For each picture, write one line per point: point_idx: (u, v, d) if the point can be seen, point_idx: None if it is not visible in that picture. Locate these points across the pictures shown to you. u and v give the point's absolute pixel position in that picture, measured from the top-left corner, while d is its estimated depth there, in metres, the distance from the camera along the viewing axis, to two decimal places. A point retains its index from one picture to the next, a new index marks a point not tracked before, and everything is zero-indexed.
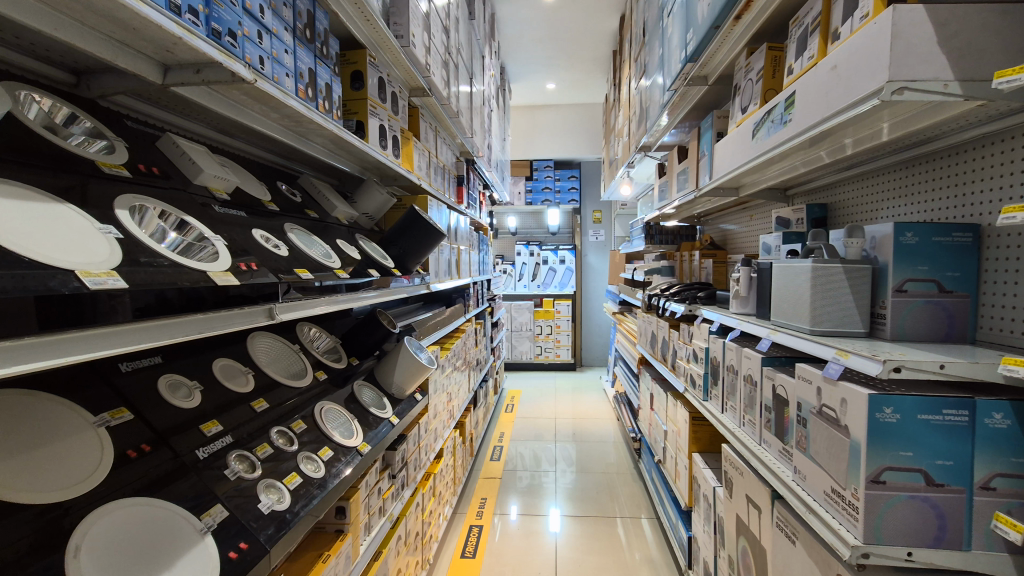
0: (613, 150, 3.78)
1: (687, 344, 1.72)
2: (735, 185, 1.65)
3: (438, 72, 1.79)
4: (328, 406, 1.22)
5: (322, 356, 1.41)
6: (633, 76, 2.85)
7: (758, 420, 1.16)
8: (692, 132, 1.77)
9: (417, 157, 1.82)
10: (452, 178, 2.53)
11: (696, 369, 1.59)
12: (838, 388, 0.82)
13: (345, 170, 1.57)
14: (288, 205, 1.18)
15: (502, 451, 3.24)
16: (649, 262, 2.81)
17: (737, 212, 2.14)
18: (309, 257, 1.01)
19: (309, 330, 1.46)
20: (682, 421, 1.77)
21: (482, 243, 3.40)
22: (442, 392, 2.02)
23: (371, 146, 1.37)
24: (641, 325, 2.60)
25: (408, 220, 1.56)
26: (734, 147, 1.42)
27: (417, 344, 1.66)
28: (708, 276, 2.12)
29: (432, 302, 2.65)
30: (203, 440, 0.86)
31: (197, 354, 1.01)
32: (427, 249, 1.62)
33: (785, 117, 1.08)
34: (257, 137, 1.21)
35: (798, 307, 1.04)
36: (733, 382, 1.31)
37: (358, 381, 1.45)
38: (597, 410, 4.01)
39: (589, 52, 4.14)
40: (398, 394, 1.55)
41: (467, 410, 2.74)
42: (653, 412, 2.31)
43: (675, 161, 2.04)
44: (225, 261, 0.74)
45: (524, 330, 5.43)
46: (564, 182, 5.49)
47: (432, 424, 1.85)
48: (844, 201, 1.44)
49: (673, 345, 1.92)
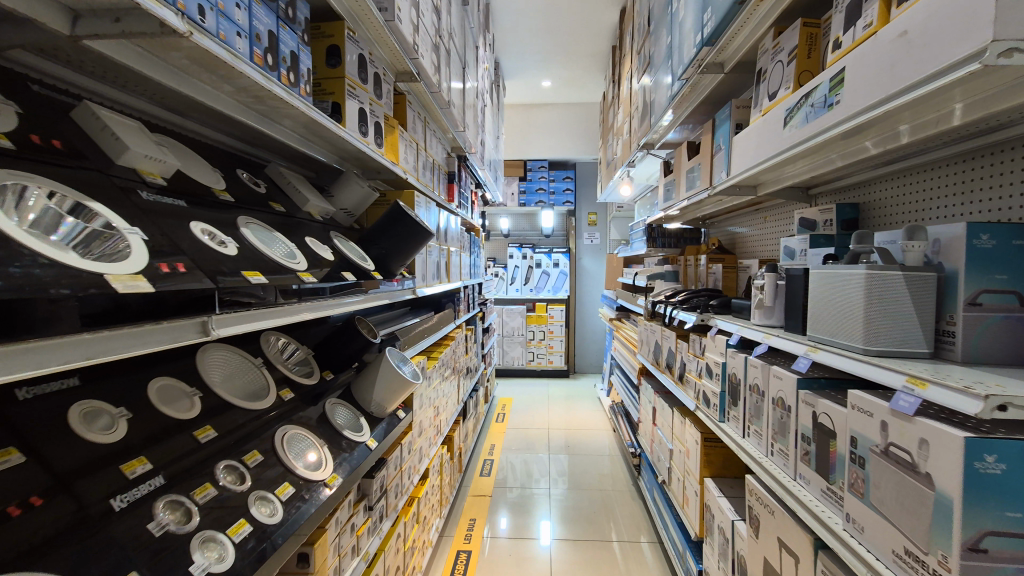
0: (612, 150, 3.63)
1: (699, 358, 1.57)
2: (754, 182, 1.50)
3: (428, 55, 1.63)
4: (293, 431, 1.05)
5: (290, 371, 1.24)
6: (636, 71, 2.70)
7: (792, 452, 1.00)
8: (705, 125, 1.62)
9: (404, 148, 1.65)
10: (443, 175, 2.36)
11: (709, 385, 1.43)
12: (914, 426, 0.66)
13: (320, 159, 1.40)
14: (246, 195, 1.01)
15: (492, 465, 3.07)
16: (650, 266, 2.64)
17: (749, 214, 2.00)
18: (268, 256, 0.84)
19: (277, 341, 1.29)
20: (691, 442, 1.61)
21: (474, 244, 3.24)
22: (428, 407, 1.85)
23: (348, 131, 1.20)
24: (643, 334, 2.45)
25: (392, 216, 1.39)
26: (758, 139, 1.27)
27: (401, 356, 1.50)
28: (717, 282, 1.97)
29: (420, 307, 2.48)
30: (121, 485, 0.68)
31: (129, 373, 0.83)
32: (413, 249, 1.45)
33: (830, 100, 0.92)
34: (212, 116, 1.04)
35: (846, 322, 0.89)
36: (758, 404, 1.16)
37: (332, 399, 1.28)
38: (591, 421, 3.85)
39: (587, 48, 3.99)
40: (378, 412, 1.38)
41: (456, 422, 2.57)
42: (656, 428, 2.15)
43: (683, 158, 1.89)
44: (140, 259, 0.57)
45: (517, 335, 5.27)
46: (559, 183, 5.34)
47: (416, 443, 1.68)
48: (882, 200, 1.29)
49: (681, 357, 1.77)
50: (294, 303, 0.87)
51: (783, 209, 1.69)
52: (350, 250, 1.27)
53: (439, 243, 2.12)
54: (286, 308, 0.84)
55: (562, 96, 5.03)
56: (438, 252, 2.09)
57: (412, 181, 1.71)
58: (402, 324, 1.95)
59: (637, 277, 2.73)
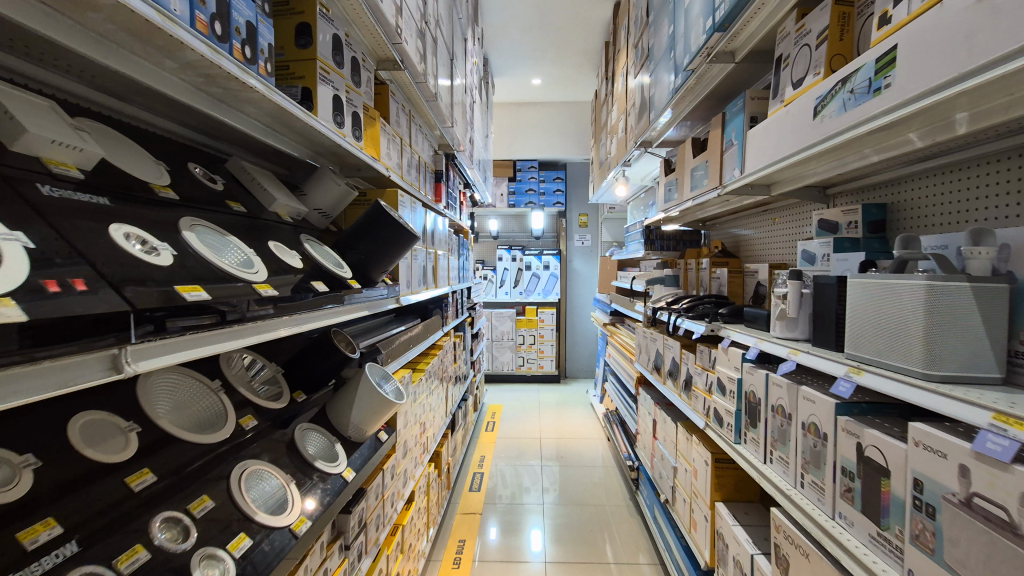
0: (605, 149, 3.51)
1: (708, 371, 1.45)
2: (768, 180, 1.38)
3: (413, 42, 1.49)
4: (255, 467, 0.90)
5: (254, 394, 1.08)
6: (632, 65, 2.59)
7: (830, 487, 0.87)
8: (714, 119, 1.49)
9: (386, 144, 1.50)
10: (430, 175, 2.22)
11: (722, 403, 1.31)
12: (1012, 475, 0.53)
13: (292, 154, 1.25)
14: (198, 192, 0.87)
15: (482, 478, 2.93)
16: (648, 270, 2.51)
17: (756, 215, 1.88)
18: (217, 266, 0.70)
19: (241, 358, 1.14)
20: (700, 462, 1.49)
21: (462, 247, 3.09)
22: (414, 424, 1.71)
23: (322, 120, 1.06)
24: (641, 342, 2.33)
25: (372, 217, 1.26)
26: (779, 132, 1.14)
27: (382, 373, 1.35)
28: (723, 287, 1.86)
29: (405, 314, 2.34)
30: (15, 561, 0.53)
31: (45, 409, 0.68)
32: (396, 254, 1.31)
33: (877, 83, 0.80)
34: (158, 99, 0.89)
35: (900, 341, 0.76)
36: (784, 428, 1.03)
37: (304, 424, 1.13)
38: (584, 429, 3.73)
39: (579, 44, 3.88)
40: (357, 436, 1.24)
41: (444, 436, 2.42)
42: (656, 443, 2.03)
43: (688, 155, 1.77)
44: (22, 268, 0.43)
45: (506, 339, 5.13)
46: (549, 184, 5.22)
47: (401, 466, 1.54)
48: (916, 200, 1.17)
49: (686, 370, 1.65)
50: (269, 312, 0.76)
51: (797, 210, 1.57)
52: (324, 256, 1.13)
53: (425, 246, 1.97)
54: (260, 318, 0.74)
55: (552, 94, 4.91)
56: (425, 256, 1.95)
57: (395, 178, 1.56)
58: (387, 334, 1.81)
59: (633, 281, 2.60)
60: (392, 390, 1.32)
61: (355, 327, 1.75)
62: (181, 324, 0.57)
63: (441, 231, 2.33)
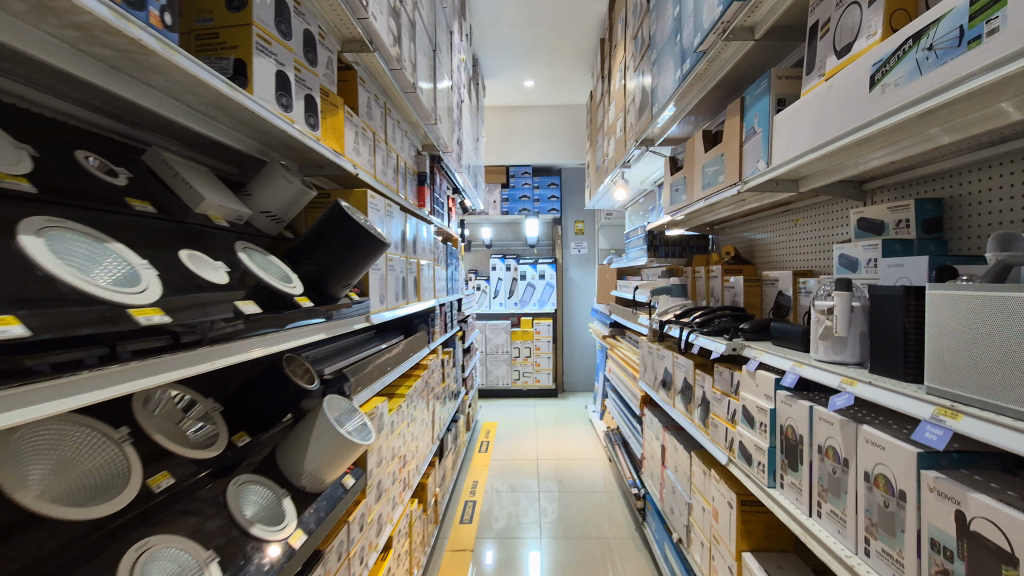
0: (602, 151, 3.33)
1: (730, 397, 1.24)
2: (796, 174, 1.19)
3: (385, 20, 1.30)
4: (160, 546, 0.69)
5: (177, 442, 0.86)
6: (631, 59, 2.41)
7: (912, 561, 0.67)
8: (731, 105, 1.30)
9: (354, 137, 1.29)
10: (413, 178, 2.02)
11: (750, 437, 1.10)
12: None
13: (235, 146, 1.05)
14: (81, 188, 0.66)
15: (474, 506, 2.71)
16: (651, 279, 2.32)
17: (775, 216, 1.69)
18: (66, 285, 0.49)
19: (168, 395, 0.93)
20: (721, 503, 1.28)
21: (450, 256, 2.90)
22: (392, 458, 1.50)
23: (256, 100, 0.85)
24: (646, 358, 2.13)
25: (333, 220, 1.05)
26: (820, 112, 0.94)
27: (348, 406, 1.14)
28: (738, 297, 1.67)
29: (387, 331, 2.14)
30: None
31: None
32: (362, 265, 1.11)
33: (971, 33, 0.60)
34: (33, 70, 0.69)
35: (1016, 375, 0.56)
36: (839, 477, 0.82)
37: (244, 476, 0.92)
38: (584, 448, 3.51)
39: (573, 44, 3.72)
40: (313, 485, 1.03)
41: (432, 464, 2.20)
42: (666, 471, 1.83)
43: (699, 149, 1.57)
44: None
45: (500, 352, 4.92)
46: (543, 190, 5.04)
47: (374, 510, 1.33)
48: (982, 194, 0.97)
49: (702, 393, 1.44)
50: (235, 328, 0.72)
51: (827, 209, 1.38)
52: (268, 269, 0.92)
53: (406, 256, 1.77)
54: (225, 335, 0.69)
55: (546, 97, 4.74)
56: (406, 266, 1.74)
57: (366, 177, 1.35)
58: (361, 356, 1.59)
59: (635, 291, 2.40)
60: (357, 429, 1.11)
61: (323, 348, 1.53)
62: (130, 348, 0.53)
63: (425, 239, 2.13)
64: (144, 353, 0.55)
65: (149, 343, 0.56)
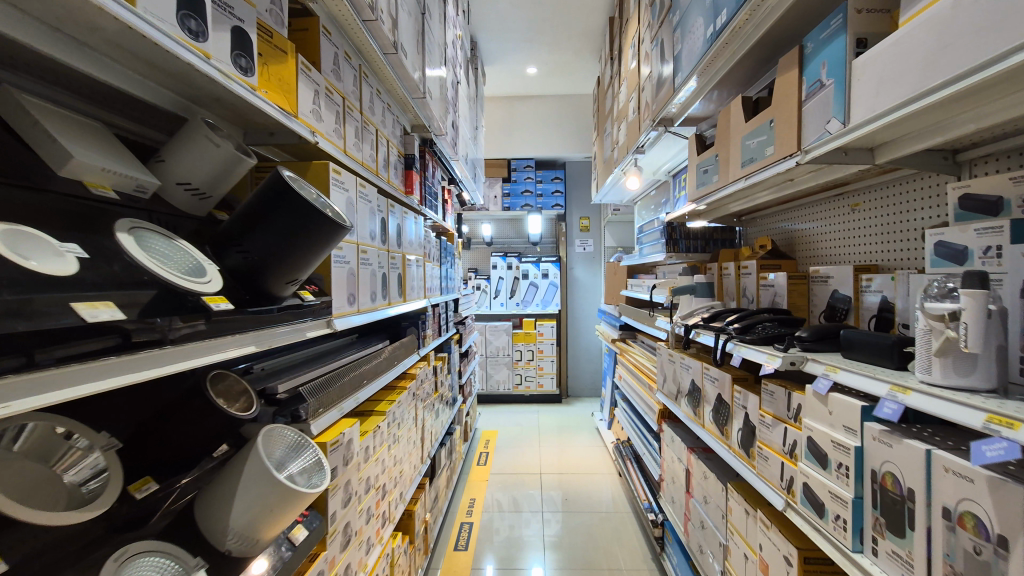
0: (611, 139, 3.07)
1: (787, 424, 0.99)
2: (876, 141, 0.92)
3: None
4: None
5: (19, 496, 0.57)
6: (647, 30, 2.15)
7: None
8: (788, 56, 1.04)
9: (313, 97, 1.03)
10: (399, 160, 1.76)
11: (823, 482, 0.84)
12: None
13: (141, 97, 0.79)
14: None
15: (471, 529, 2.45)
16: (669, 277, 2.06)
17: (824, 202, 1.43)
18: None
19: (51, 422, 0.65)
20: (772, 554, 1.03)
21: (445, 252, 2.64)
22: (368, 491, 1.24)
23: (142, 16, 0.59)
24: (664, 367, 1.87)
25: (271, 196, 0.79)
26: (938, 41, 0.68)
27: (294, 437, 0.88)
28: (780, 298, 1.41)
29: (370, 337, 1.88)
30: None
31: None
32: (312, 256, 0.85)
33: None
34: None
35: None
36: (988, 562, 0.56)
37: (141, 547, 0.66)
38: (591, 460, 3.25)
39: (578, 25, 3.45)
40: (240, 547, 0.77)
41: (422, 486, 1.95)
42: (691, 500, 1.57)
43: (736, 119, 1.31)
44: None
45: (501, 355, 4.66)
46: (546, 184, 4.77)
47: (341, 561, 1.07)
48: None
49: (743, 414, 1.18)
50: (201, 328, 0.64)
51: (907, 188, 1.11)
52: (151, 252, 0.64)
53: (389, 249, 1.51)
54: (190, 337, 0.62)
55: (550, 86, 4.48)
56: (386, 260, 1.48)
57: (329, 149, 1.10)
58: (332, 367, 1.34)
59: (650, 290, 2.14)
60: (305, 471, 0.83)
61: (283, 359, 1.28)
62: (58, 355, 0.46)
63: (413, 230, 1.86)
64: (80, 357, 0.48)
65: (90, 346, 0.49)
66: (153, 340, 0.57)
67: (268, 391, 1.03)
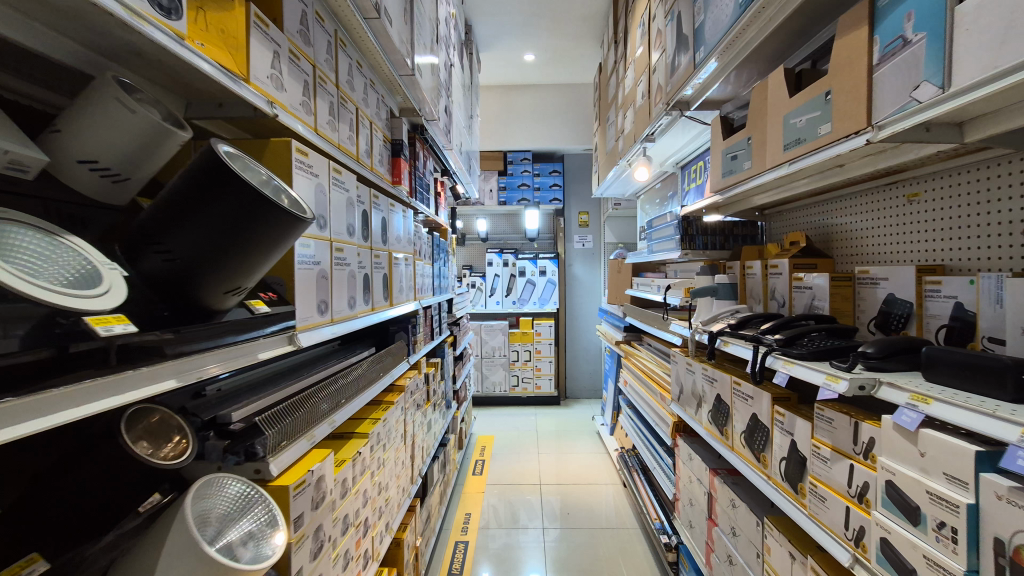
0: (615, 127, 2.88)
1: (856, 461, 0.81)
2: (974, 114, 0.73)
3: None
4: None
5: None
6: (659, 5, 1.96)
7: None
8: (853, 11, 0.85)
9: (271, 61, 0.84)
10: (385, 146, 1.56)
11: (915, 543, 0.67)
12: None
13: (28, 47, 0.59)
14: None
15: (467, 548, 2.26)
16: (684, 277, 1.88)
17: (870, 193, 1.26)
18: None
19: None
20: None
21: (438, 249, 2.45)
22: (346, 531, 1.06)
23: None
24: (679, 376, 1.69)
25: (203, 176, 0.59)
26: None
27: (233, 504, 0.66)
28: (822, 301, 1.24)
29: (353, 344, 1.69)
30: None
31: None
32: (256, 256, 0.66)
33: None
34: None
35: None
36: None
37: None
38: (592, 469, 3.07)
39: (580, 8, 3.25)
40: None
41: (412, 509, 1.76)
42: (715, 530, 1.39)
43: (775, 94, 1.12)
44: None
45: (497, 356, 4.48)
46: (544, 178, 4.58)
47: None
48: None
49: (788, 441, 1.01)
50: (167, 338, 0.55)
51: (996, 177, 0.94)
52: (8, 255, 0.43)
53: (373, 249, 1.32)
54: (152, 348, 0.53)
55: (548, 74, 4.28)
56: (369, 260, 1.29)
57: (294, 125, 0.90)
58: (304, 384, 1.14)
59: (662, 291, 1.96)
60: (248, 538, 0.64)
61: (246, 376, 1.08)
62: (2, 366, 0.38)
63: (402, 225, 1.67)
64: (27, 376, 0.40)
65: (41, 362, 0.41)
66: (80, 353, 0.44)
67: (220, 419, 0.84)
